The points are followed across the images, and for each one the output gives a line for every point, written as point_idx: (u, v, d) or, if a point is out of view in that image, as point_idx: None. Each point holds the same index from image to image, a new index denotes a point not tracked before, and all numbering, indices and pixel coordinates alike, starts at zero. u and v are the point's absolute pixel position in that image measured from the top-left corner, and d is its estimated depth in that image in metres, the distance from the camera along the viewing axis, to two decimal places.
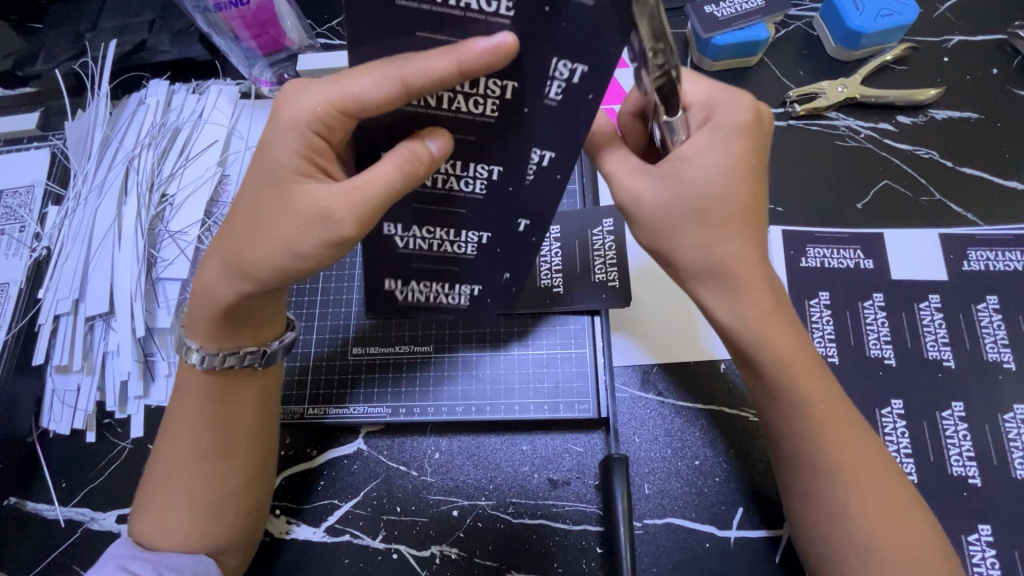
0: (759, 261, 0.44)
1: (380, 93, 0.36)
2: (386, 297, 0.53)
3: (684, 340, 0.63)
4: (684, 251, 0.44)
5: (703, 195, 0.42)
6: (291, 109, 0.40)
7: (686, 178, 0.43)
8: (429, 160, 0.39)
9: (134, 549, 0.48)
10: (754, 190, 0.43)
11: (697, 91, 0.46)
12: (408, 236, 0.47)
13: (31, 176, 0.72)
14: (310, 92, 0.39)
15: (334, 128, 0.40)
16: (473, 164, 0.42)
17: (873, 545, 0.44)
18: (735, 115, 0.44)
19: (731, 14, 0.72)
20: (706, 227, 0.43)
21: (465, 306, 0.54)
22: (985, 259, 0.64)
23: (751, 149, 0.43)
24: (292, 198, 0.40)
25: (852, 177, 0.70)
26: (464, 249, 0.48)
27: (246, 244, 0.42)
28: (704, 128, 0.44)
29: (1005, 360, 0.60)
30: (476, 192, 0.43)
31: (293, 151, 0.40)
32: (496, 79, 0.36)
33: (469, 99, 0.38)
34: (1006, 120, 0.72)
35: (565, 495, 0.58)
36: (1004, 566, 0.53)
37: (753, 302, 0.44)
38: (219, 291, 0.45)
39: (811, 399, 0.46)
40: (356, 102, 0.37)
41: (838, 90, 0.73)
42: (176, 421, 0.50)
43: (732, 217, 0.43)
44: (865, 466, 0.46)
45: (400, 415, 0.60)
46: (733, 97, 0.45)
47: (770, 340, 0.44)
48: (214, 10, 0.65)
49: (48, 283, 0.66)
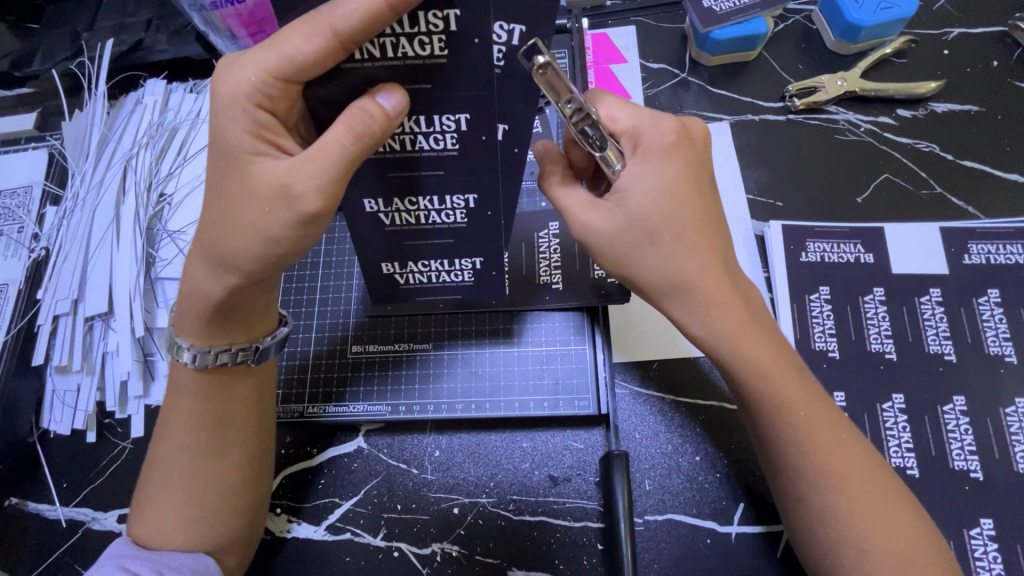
0: (711, 276, 0.46)
1: (311, 47, 0.35)
2: (389, 282, 0.55)
3: (666, 338, 0.63)
4: (647, 273, 0.46)
5: (650, 219, 0.45)
6: (229, 84, 0.38)
7: (633, 206, 0.45)
8: (383, 118, 0.37)
9: (133, 549, 0.49)
10: (696, 204, 0.46)
11: (625, 119, 0.47)
12: (392, 211, 0.46)
13: (28, 176, 0.72)
14: (244, 63, 0.38)
15: (277, 98, 0.38)
16: (438, 117, 0.39)
17: (865, 543, 0.44)
18: (661, 139, 0.46)
19: (730, 8, 0.71)
20: (659, 249, 0.46)
21: (471, 282, 0.55)
22: (987, 252, 0.64)
23: (688, 167, 0.46)
24: (251, 179, 0.39)
25: (852, 172, 0.70)
26: (453, 217, 0.47)
27: (221, 234, 0.41)
28: (635, 156, 0.46)
29: (1007, 354, 0.59)
30: (448, 149, 0.42)
31: (241, 129, 0.39)
32: (434, 10, 0.34)
33: (414, 40, 0.35)
34: (1006, 112, 0.71)
35: (566, 492, 0.57)
36: (1006, 561, 0.52)
37: (721, 314, 0.47)
38: (208, 288, 0.45)
39: (784, 404, 0.47)
40: (290, 63, 0.36)
41: (837, 83, 0.72)
42: (172, 422, 0.50)
43: (679, 235, 0.45)
44: (846, 462, 0.46)
45: (400, 413, 0.60)
46: (655, 120, 0.47)
47: (739, 343, 0.47)
48: (211, 8, 0.62)
49: (47, 284, 0.66)
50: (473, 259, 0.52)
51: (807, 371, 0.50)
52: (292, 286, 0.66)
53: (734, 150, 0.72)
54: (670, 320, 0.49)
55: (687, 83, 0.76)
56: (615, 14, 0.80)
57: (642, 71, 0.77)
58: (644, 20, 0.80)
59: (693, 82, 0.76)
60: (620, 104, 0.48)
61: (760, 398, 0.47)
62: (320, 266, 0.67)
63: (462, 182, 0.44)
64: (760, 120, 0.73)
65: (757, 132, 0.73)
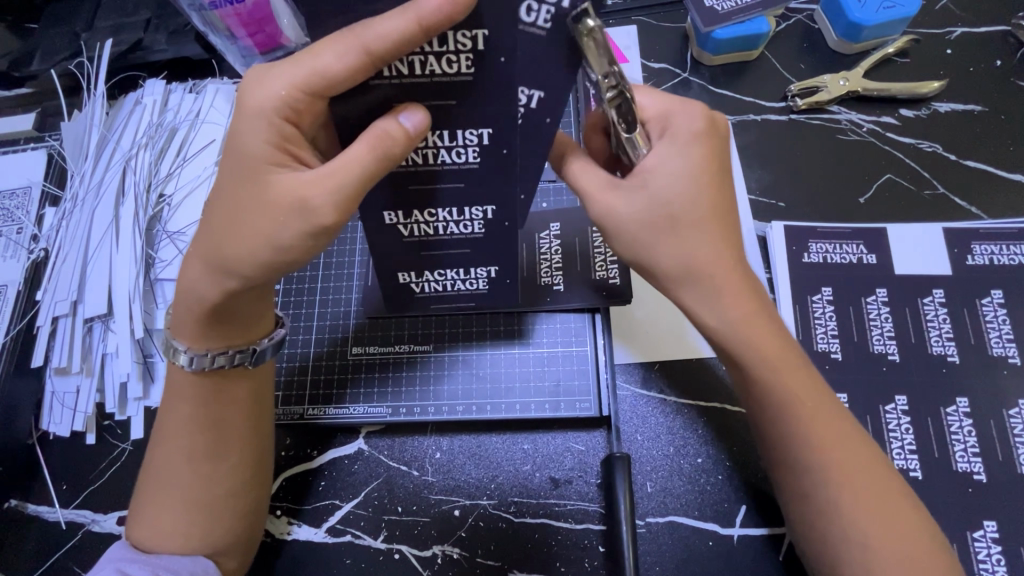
0: (730, 266, 0.45)
1: (341, 65, 0.34)
2: (405, 291, 0.54)
3: (668, 339, 0.63)
4: (665, 258, 0.45)
5: (672, 204, 0.44)
6: (255, 97, 0.38)
7: (655, 190, 0.44)
8: (406, 139, 0.37)
9: (131, 552, 0.48)
10: (719, 192, 0.45)
11: (653, 107, 0.48)
12: (411, 222, 0.46)
13: (27, 177, 0.72)
14: (273, 77, 0.37)
15: (303, 112, 0.38)
16: (461, 131, 0.39)
17: (869, 544, 0.44)
18: (689, 128, 0.46)
19: (731, 8, 0.71)
20: (678, 232, 0.45)
21: (487, 290, 0.55)
22: (991, 253, 0.63)
23: (713, 157, 0.46)
24: (269, 190, 0.39)
25: (855, 172, 0.70)
26: (472, 227, 0.47)
27: (220, 238, 0.41)
28: (662, 138, 0.46)
29: (1011, 355, 0.59)
30: (470, 162, 0.41)
31: (263, 140, 0.38)
32: (465, 30, 0.33)
33: (441, 59, 0.35)
34: (1009, 112, 0.71)
35: (567, 494, 0.57)
36: (1010, 563, 0.52)
37: (734, 303, 0.46)
38: (207, 292, 0.44)
39: (795, 399, 0.46)
40: (320, 79, 0.35)
41: (839, 83, 0.72)
42: (169, 425, 0.50)
43: (701, 221, 0.44)
44: (853, 459, 0.46)
45: (400, 415, 0.60)
46: (684, 107, 0.47)
47: (750, 334, 0.46)
48: (210, 7, 0.61)
49: (46, 285, 0.66)
50: (490, 268, 0.52)
51: (817, 371, 0.49)
52: (291, 287, 0.66)
53: (736, 151, 0.71)
54: (680, 308, 0.47)
55: (688, 82, 0.76)
56: (616, 13, 0.80)
57: (643, 70, 0.77)
58: (645, 19, 0.79)
59: (694, 82, 0.76)
60: (649, 92, 0.49)
61: (764, 390, 0.47)
62: (320, 268, 0.67)
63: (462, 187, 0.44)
64: (760, 120, 0.73)
65: (760, 132, 0.72)
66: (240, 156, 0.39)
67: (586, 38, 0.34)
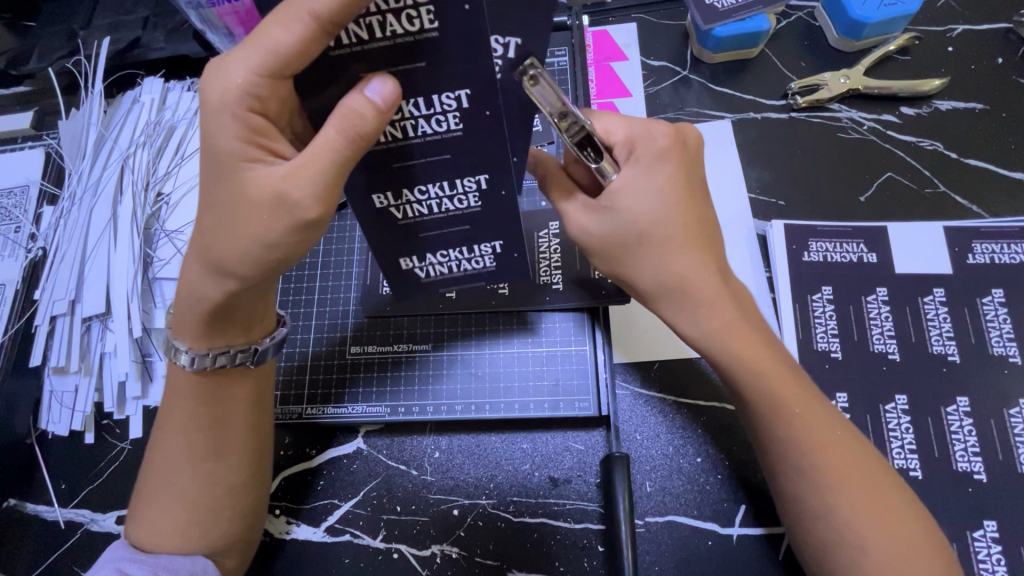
0: (709, 277, 0.47)
1: (294, 39, 0.34)
2: (410, 278, 0.51)
3: (666, 339, 0.62)
4: (639, 273, 0.48)
5: (638, 224, 0.46)
6: (216, 89, 0.38)
7: (629, 206, 0.46)
8: (373, 112, 0.36)
9: (127, 552, 0.48)
10: (688, 206, 0.47)
11: (619, 130, 0.49)
12: (403, 203, 0.45)
13: (25, 176, 0.72)
14: (230, 66, 0.37)
15: (267, 98, 0.38)
16: (436, 97, 0.38)
17: (865, 546, 0.44)
18: (654, 145, 0.48)
19: (732, 5, 0.70)
20: (648, 249, 0.47)
21: (494, 267, 0.51)
22: (991, 252, 0.63)
23: (680, 170, 0.47)
24: (244, 186, 0.39)
25: (854, 170, 0.69)
26: (467, 202, 0.45)
27: (216, 236, 0.41)
28: (629, 162, 0.47)
29: (1011, 355, 0.59)
30: (452, 130, 0.40)
31: (228, 130, 0.38)
32: None
33: (401, 15, 0.34)
34: (1011, 109, 0.71)
35: (566, 493, 0.57)
36: (1010, 563, 0.52)
37: (714, 315, 0.47)
38: (204, 291, 0.44)
39: (780, 397, 0.46)
40: (275, 58, 0.36)
41: (840, 81, 0.72)
42: (167, 426, 0.50)
43: (671, 235, 0.46)
44: (847, 458, 0.46)
45: (400, 414, 0.60)
46: (650, 127, 0.48)
47: (732, 341, 0.47)
48: (207, 6, 0.61)
49: (44, 284, 0.66)
50: (493, 243, 0.49)
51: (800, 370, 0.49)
52: (290, 285, 0.66)
53: (736, 149, 0.71)
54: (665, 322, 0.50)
55: (688, 80, 0.76)
56: (616, 11, 0.80)
57: (643, 69, 0.76)
58: (645, 16, 0.79)
59: (694, 80, 0.75)
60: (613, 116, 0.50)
61: (754, 397, 0.47)
62: (320, 266, 0.67)
63: (456, 184, 0.44)
64: (761, 117, 0.73)
65: (759, 130, 0.72)
66: (229, 152, 0.39)
67: (532, 84, 0.41)
